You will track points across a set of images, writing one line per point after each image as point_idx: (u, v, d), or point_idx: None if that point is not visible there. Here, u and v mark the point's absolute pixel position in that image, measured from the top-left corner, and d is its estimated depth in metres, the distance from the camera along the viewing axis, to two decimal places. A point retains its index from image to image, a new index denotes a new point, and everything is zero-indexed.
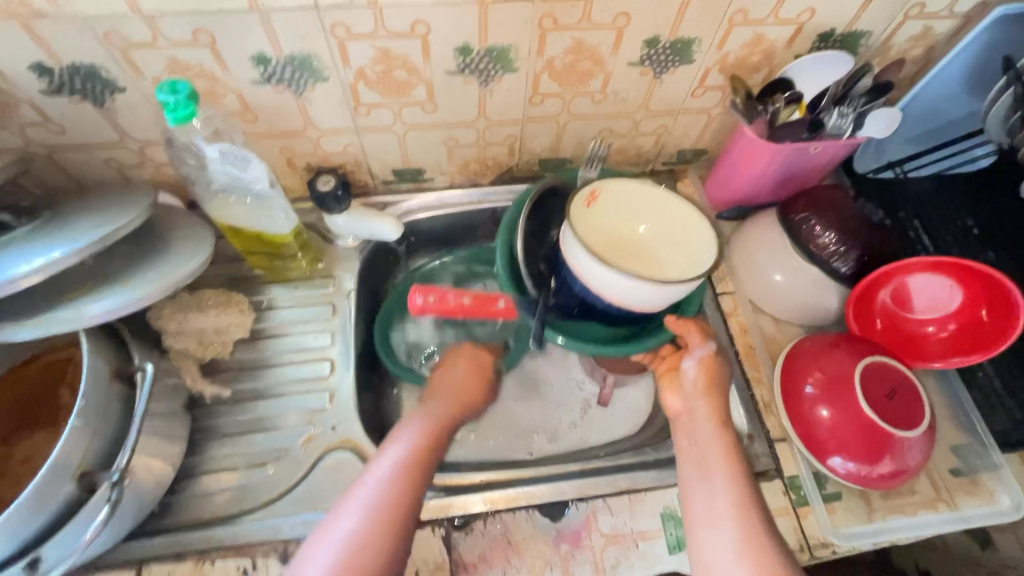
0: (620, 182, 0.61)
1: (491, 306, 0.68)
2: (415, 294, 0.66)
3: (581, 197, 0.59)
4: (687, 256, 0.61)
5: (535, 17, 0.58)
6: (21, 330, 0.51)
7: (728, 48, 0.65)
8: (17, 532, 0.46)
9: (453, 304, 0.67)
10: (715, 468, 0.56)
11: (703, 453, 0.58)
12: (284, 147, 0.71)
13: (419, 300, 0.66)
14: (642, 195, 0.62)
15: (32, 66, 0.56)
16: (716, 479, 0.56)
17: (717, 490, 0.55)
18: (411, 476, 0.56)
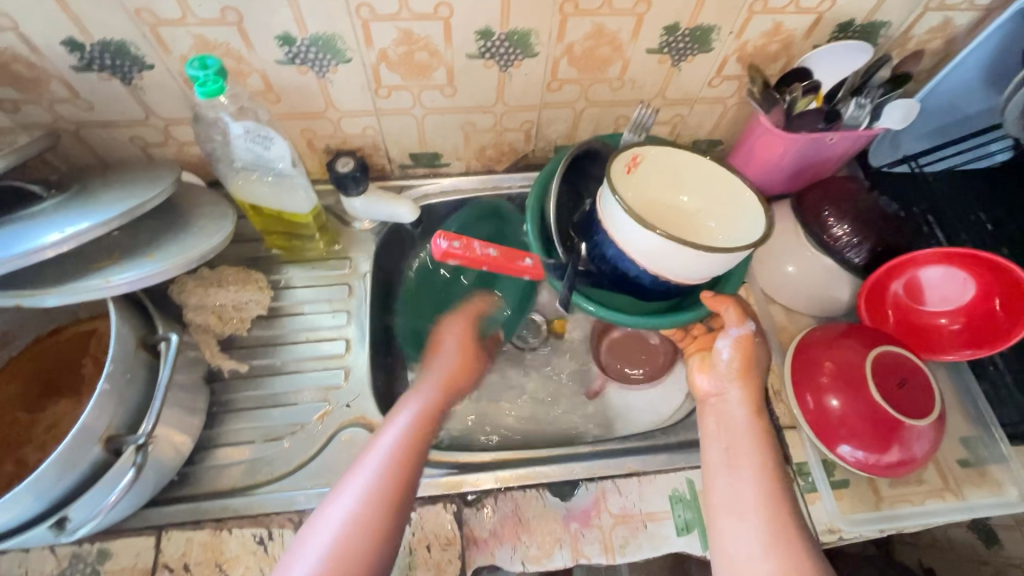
0: (663, 149, 0.60)
1: (517, 262, 0.65)
2: (440, 239, 0.62)
3: (623, 161, 0.59)
4: (730, 223, 0.61)
5: (557, 2, 0.58)
6: (50, 296, 0.52)
7: (747, 36, 0.65)
8: (46, 491, 0.47)
9: (480, 254, 0.63)
10: (745, 459, 0.58)
11: (732, 438, 0.60)
12: (304, 128, 0.72)
13: (445, 245, 0.62)
14: (687, 162, 0.62)
15: (64, 41, 0.57)
16: (744, 471, 0.57)
17: (745, 481, 0.57)
18: (402, 463, 0.57)
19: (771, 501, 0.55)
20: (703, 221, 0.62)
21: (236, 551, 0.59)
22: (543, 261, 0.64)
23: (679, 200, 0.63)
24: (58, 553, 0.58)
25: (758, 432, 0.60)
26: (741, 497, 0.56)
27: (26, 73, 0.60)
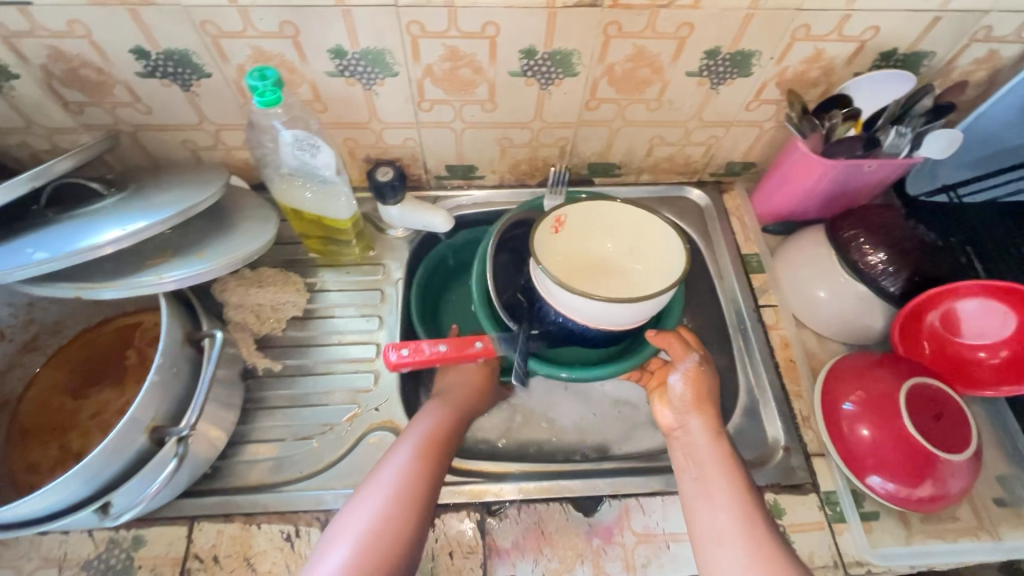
0: (583, 204, 0.63)
1: (467, 348, 0.66)
2: (389, 351, 0.65)
3: (547, 225, 0.62)
4: (659, 269, 0.63)
5: (601, 24, 0.60)
6: (107, 290, 0.54)
7: (787, 62, 0.66)
8: (93, 476, 0.49)
9: (429, 354, 0.65)
10: (715, 488, 0.56)
11: (699, 466, 0.59)
12: (348, 137, 0.74)
13: (394, 356, 0.65)
14: (605, 212, 0.64)
15: (132, 50, 0.60)
16: (717, 504, 0.55)
17: (719, 510, 0.55)
18: (419, 480, 0.56)
19: (749, 531, 0.52)
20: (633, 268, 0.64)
21: (265, 546, 0.60)
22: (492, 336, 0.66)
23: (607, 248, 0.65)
24: (96, 537, 0.60)
25: (718, 454, 0.58)
26: (722, 530, 0.53)
27: (94, 78, 0.64)
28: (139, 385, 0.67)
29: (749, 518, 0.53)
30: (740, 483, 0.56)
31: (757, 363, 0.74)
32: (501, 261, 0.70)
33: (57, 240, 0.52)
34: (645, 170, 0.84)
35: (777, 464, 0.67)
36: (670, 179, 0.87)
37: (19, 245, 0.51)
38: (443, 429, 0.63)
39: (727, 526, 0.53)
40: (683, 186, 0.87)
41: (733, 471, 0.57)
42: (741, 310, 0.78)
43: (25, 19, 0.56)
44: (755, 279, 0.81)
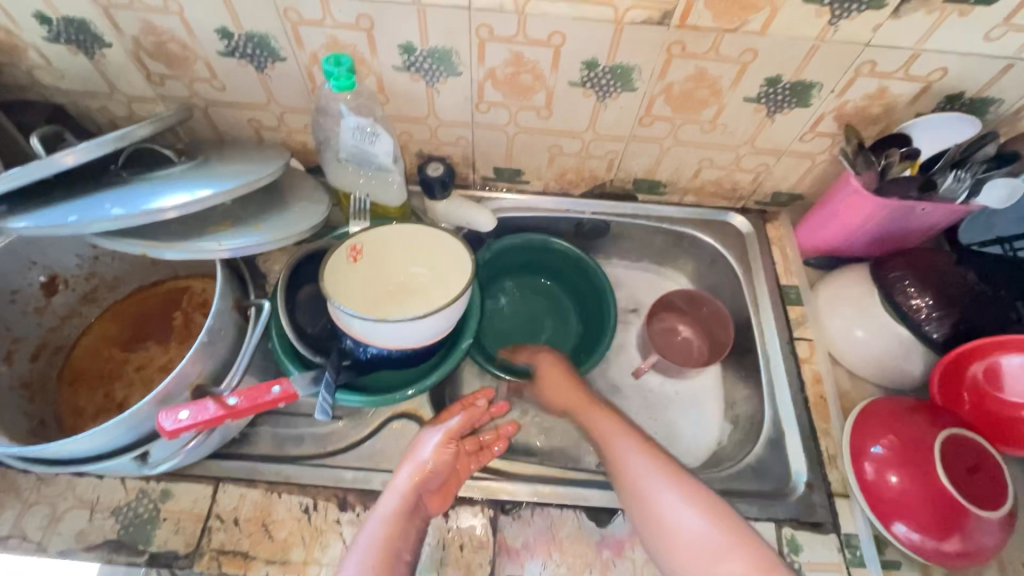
0: (376, 235, 0.68)
1: (264, 395, 0.56)
2: (163, 418, 0.51)
3: (342, 258, 0.66)
4: (453, 279, 0.67)
5: (665, 43, 0.61)
6: (167, 250, 0.56)
7: (848, 97, 0.66)
8: (138, 423, 0.52)
9: (214, 412, 0.53)
10: (617, 446, 0.62)
11: (599, 429, 0.65)
12: (404, 131, 0.76)
13: (170, 423, 0.51)
14: (387, 236, 0.68)
15: (217, 30, 0.64)
16: (631, 465, 0.60)
17: (636, 469, 0.60)
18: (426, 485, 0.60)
19: (679, 483, 0.58)
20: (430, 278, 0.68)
21: (283, 515, 0.62)
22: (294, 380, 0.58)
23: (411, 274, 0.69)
24: (127, 485, 0.63)
25: (585, 407, 0.67)
26: (649, 484, 0.58)
27: (179, 53, 0.68)
28: (183, 346, 0.70)
29: (667, 466, 0.60)
30: (643, 443, 0.62)
31: (787, 395, 0.73)
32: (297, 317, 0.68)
33: (131, 199, 0.54)
34: (691, 191, 0.85)
35: (799, 500, 0.66)
36: (714, 203, 0.87)
37: (96, 201, 0.53)
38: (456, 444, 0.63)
39: (647, 481, 0.59)
40: (726, 211, 0.87)
41: (632, 434, 0.63)
42: (775, 340, 0.77)
43: None
44: (792, 310, 0.80)
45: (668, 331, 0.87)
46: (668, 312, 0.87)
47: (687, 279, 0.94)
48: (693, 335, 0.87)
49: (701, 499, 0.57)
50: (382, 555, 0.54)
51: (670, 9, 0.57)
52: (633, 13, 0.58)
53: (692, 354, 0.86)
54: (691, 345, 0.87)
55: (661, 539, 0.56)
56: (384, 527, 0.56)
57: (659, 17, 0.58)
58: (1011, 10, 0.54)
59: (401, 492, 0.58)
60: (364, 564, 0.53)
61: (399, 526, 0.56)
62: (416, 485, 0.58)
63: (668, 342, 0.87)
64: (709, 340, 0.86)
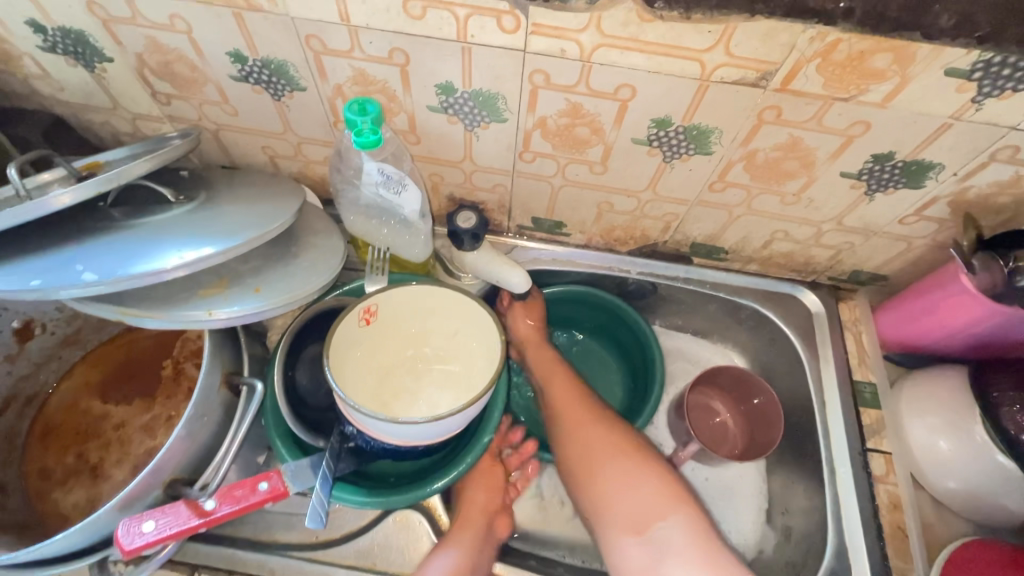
0: (391, 297, 0.59)
1: (248, 496, 0.48)
2: (122, 531, 0.43)
3: (354, 320, 0.58)
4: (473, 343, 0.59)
5: (757, 107, 0.50)
6: (150, 319, 0.48)
7: (973, 183, 0.54)
8: (99, 528, 0.44)
9: (185, 523, 0.44)
10: (562, 399, 0.68)
11: (550, 381, 0.70)
12: (434, 173, 0.67)
13: (129, 540, 0.43)
14: (395, 302, 0.60)
15: (230, 53, 0.55)
16: (568, 418, 0.67)
17: (570, 421, 0.66)
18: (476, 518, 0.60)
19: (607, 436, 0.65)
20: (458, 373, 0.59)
21: None
22: (283, 474, 0.50)
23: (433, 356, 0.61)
24: None
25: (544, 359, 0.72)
26: (581, 437, 0.65)
27: (186, 74, 0.59)
28: (168, 402, 0.62)
29: (598, 417, 0.66)
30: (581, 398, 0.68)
31: (857, 522, 0.61)
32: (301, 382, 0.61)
33: (111, 258, 0.46)
34: (756, 260, 0.74)
35: None
36: (779, 274, 0.76)
37: (69, 259, 0.45)
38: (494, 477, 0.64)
39: (581, 432, 0.65)
40: (795, 285, 0.76)
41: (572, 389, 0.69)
42: (844, 450, 0.66)
43: (127, 6, 0.52)
44: (866, 412, 0.69)
45: (704, 409, 0.78)
46: (706, 387, 0.79)
47: (738, 352, 0.83)
48: (730, 422, 0.78)
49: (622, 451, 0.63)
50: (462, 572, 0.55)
51: (771, 70, 0.46)
52: (724, 71, 0.47)
53: (725, 442, 0.77)
54: (726, 430, 0.78)
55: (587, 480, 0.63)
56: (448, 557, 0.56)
57: (756, 78, 0.47)
58: None
59: (473, 517, 0.60)
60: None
61: (475, 548, 0.57)
62: (484, 509, 0.61)
63: (702, 422, 0.78)
64: (748, 432, 0.76)
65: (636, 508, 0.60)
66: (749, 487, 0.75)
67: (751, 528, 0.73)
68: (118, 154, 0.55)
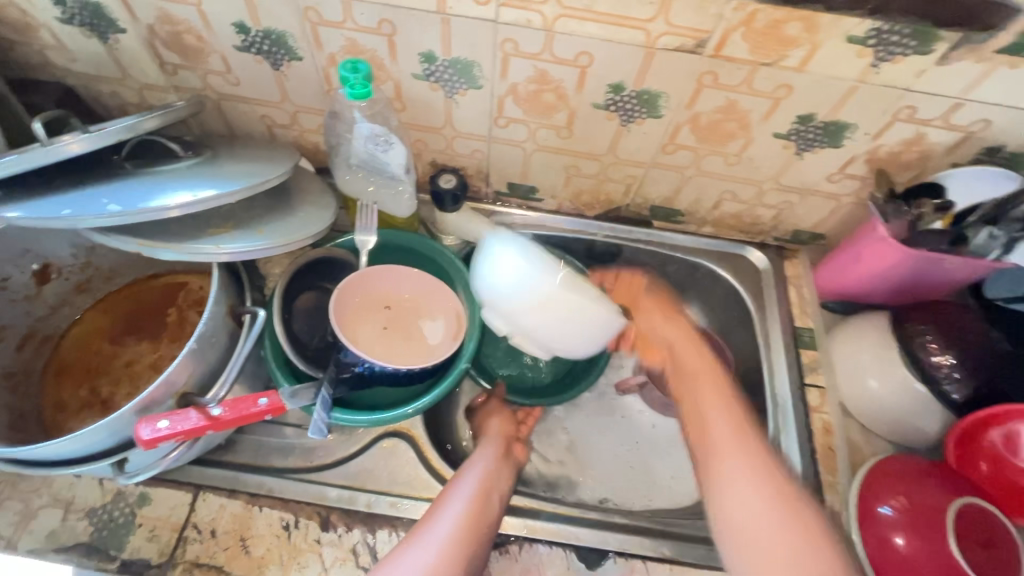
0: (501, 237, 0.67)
1: (251, 407, 0.54)
2: (142, 426, 0.48)
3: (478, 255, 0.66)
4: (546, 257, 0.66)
5: (697, 72, 0.58)
6: (165, 250, 0.54)
7: (883, 141, 0.63)
8: (120, 430, 0.50)
9: (195, 423, 0.50)
10: (706, 411, 0.62)
11: (696, 388, 0.65)
12: (418, 140, 0.74)
13: (148, 432, 0.48)
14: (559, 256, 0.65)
15: (234, 24, 0.62)
16: (713, 432, 0.60)
17: (714, 431, 0.60)
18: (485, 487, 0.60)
19: (751, 462, 0.56)
20: (437, 343, 0.68)
21: (262, 531, 0.60)
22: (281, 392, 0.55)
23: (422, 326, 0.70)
24: (105, 486, 0.60)
25: (699, 368, 0.66)
26: (723, 456, 0.58)
27: (193, 44, 0.66)
28: (173, 344, 0.68)
29: (742, 445, 0.58)
30: (738, 422, 0.60)
31: (794, 445, 0.71)
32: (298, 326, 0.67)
33: (132, 194, 0.52)
34: (708, 222, 0.82)
35: None
36: (730, 236, 0.84)
37: (93, 195, 0.51)
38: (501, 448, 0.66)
39: (721, 446, 0.58)
40: (744, 245, 0.85)
41: (732, 406, 0.62)
42: (785, 385, 0.74)
43: None
44: (805, 354, 0.77)
45: None
46: None
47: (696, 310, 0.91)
48: None
49: (770, 482, 0.55)
50: (486, 479, 0.61)
51: (706, 38, 0.55)
52: (665, 39, 0.55)
53: None
54: None
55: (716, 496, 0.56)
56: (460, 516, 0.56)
57: (693, 45, 0.55)
58: None
59: (495, 440, 0.67)
60: (474, 488, 0.59)
61: (498, 462, 0.64)
62: (503, 435, 0.68)
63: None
64: None
65: (780, 551, 0.50)
66: None
67: None
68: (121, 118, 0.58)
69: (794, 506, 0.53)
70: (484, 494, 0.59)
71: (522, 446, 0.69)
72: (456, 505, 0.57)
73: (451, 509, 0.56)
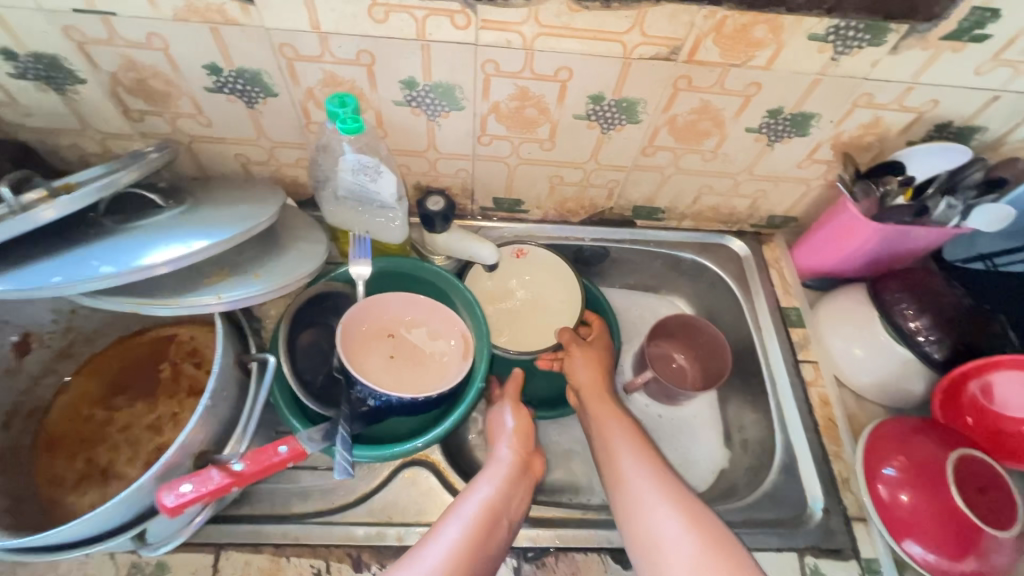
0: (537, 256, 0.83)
1: (271, 457, 0.52)
2: (164, 493, 0.47)
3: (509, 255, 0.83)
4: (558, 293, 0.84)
5: (672, 77, 0.61)
6: (161, 308, 0.52)
7: (845, 126, 0.67)
8: (138, 501, 0.48)
9: (218, 483, 0.48)
10: (615, 445, 0.65)
11: (602, 429, 0.68)
12: (402, 164, 0.74)
13: (171, 499, 0.46)
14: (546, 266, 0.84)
15: (206, 66, 0.60)
16: (615, 453, 0.64)
17: (626, 470, 0.62)
18: (502, 488, 0.60)
19: (652, 467, 0.62)
20: (448, 361, 0.68)
21: None
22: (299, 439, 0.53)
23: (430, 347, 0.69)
24: (117, 561, 0.57)
25: (606, 416, 0.69)
26: (623, 459, 0.63)
27: (161, 89, 0.63)
28: (171, 401, 0.65)
29: (644, 453, 0.64)
30: (638, 445, 0.65)
31: (797, 421, 0.74)
32: (303, 365, 0.66)
33: (120, 254, 0.50)
34: (689, 216, 0.85)
35: (817, 527, 0.68)
36: (710, 227, 0.88)
37: (80, 259, 0.50)
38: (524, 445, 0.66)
39: (632, 479, 0.61)
40: (724, 235, 0.88)
41: (632, 436, 0.66)
42: (781, 365, 0.78)
43: (105, 27, 0.56)
44: (794, 332, 0.81)
45: (663, 358, 0.87)
46: (659, 340, 0.87)
47: (685, 301, 0.94)
48: (689, 364, 0.87)
49: (681, 501, 0.58)
50: (504, 481, 0.60)
51: (679, 45, 0.57)
52: (642, 49, 0.58)
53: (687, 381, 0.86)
54: (685, 372, 0.87)
55: (640, 527, 0.57)
56: (468, 522, 0.55)
57: (667, 52, 0.58)
58: (1002, 44, 0.56)
59: (507, 458, 0.64)
60: (475, 513, 0.56)
61: (508, 482, 0.60)
62: (517, 450, 0.65)
63: (662, 368, 0.86)
64: (704, 367, 0.85)
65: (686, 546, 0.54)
66: (708, 414, 0.86)
67: (715, 449, 0.83)
68: (91, 172, 0.55)
69: (726, 549, 0.53)
70: (494, 507, 0.57)
71: (538, 458, 0.66)
72: (453, 535, 0.54)
73: (466, 508, 0.57)
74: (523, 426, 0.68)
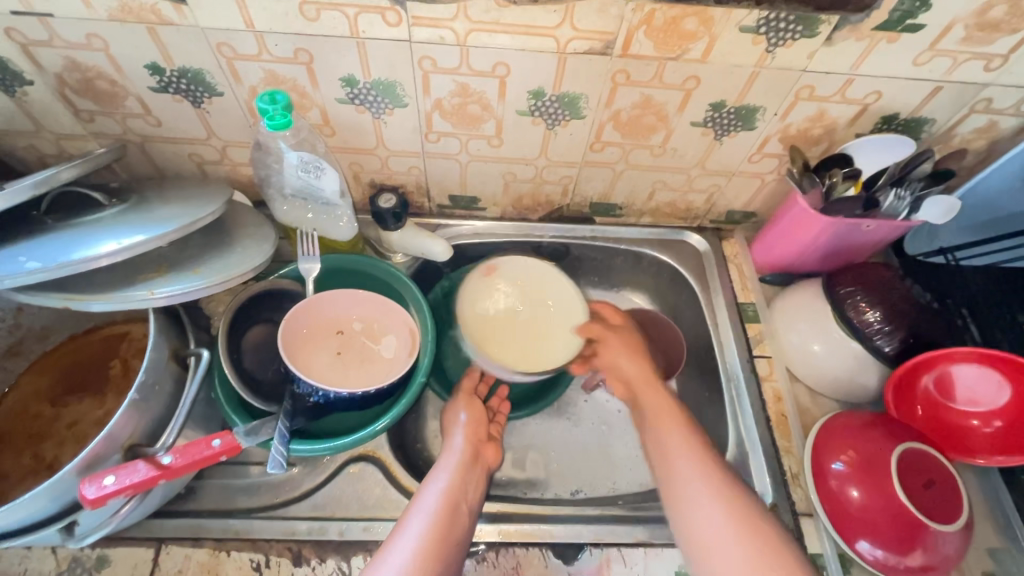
0: (513, 260, 0.80)
1: (202, 451, 0.53)
2: (87, 485, 0.47)
3: (479, 271, 0.80)
4: (557, 294, 0.80)
5: (609, 72, 0.61)
6: (95, 302, 0.53)
7: (790, 120, 0.67)
8: (62, 493, 0.48)
9: (144, 475, 0.49)
10: (665, 434, 0.67)
11: (657, 413, 0.70)
12: (353, 162, 0.75)
13: (93, 490, 0.47)
14: (529, 270, 0.81)
15: (148, 66, 0.61)
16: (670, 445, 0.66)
17: (670, 449, 0.65)
18: (456, 482, 0.63)
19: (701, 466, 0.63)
20: (394, 359, 0.69)
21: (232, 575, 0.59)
22: (232, 434, 0.54)
23: (376, 342, 0.70)
24: (57, 555, 0.58)
25: (658, 404, 0.71)
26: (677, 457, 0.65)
27: (107, 89, 0.64)
28: (120, 397, 0.66)
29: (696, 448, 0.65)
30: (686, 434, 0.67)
31: (749, 416, 0.74)
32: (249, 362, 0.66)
33: (54, 250, 0.51)
34: (647, 213, 0.85)
35: None
36: (669, 223, 0.88)
37: (11, 254, 0.51)
38: (471, 436, 0.69)
39: (677, 462, 0.64)
40: (683, 230, 0.88)
41: (682, 426, 0.68)
42: (735, 360, 0.78)
43: (44, 29, 0.57)
44: (751, 328, 0.81)
45: None
46: None
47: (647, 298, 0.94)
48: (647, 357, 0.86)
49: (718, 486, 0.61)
50: (459, 474, 0.64)
51: (612, 39, 0.57)
52: (575, 43, 0.58)
53: None
54: None
55: (686, 519, 0.60)
56: (431, 515, 0.58)
57: (602, 47, 0.58)
58: (937, 35, 0.56)
59: (459, 449, 0.67)
60: (436, 506, 0.59)
61: (463, 472, 0.64)
62: (468, 438, 0.69)
63: None
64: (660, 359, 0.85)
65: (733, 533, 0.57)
66: None
67: None
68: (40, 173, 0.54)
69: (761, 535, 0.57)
70: (452, 501, 0.61)
71: (491, 447, 0.70)
72: (417, 528, 0.57)
73: (425, 503, 0.60)
74: (472, 418, 0.71)
